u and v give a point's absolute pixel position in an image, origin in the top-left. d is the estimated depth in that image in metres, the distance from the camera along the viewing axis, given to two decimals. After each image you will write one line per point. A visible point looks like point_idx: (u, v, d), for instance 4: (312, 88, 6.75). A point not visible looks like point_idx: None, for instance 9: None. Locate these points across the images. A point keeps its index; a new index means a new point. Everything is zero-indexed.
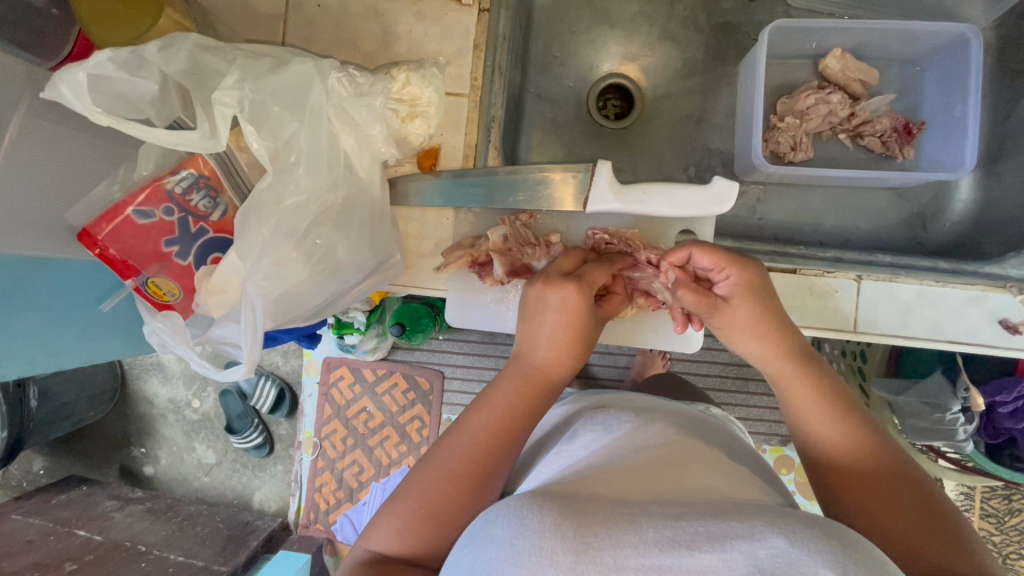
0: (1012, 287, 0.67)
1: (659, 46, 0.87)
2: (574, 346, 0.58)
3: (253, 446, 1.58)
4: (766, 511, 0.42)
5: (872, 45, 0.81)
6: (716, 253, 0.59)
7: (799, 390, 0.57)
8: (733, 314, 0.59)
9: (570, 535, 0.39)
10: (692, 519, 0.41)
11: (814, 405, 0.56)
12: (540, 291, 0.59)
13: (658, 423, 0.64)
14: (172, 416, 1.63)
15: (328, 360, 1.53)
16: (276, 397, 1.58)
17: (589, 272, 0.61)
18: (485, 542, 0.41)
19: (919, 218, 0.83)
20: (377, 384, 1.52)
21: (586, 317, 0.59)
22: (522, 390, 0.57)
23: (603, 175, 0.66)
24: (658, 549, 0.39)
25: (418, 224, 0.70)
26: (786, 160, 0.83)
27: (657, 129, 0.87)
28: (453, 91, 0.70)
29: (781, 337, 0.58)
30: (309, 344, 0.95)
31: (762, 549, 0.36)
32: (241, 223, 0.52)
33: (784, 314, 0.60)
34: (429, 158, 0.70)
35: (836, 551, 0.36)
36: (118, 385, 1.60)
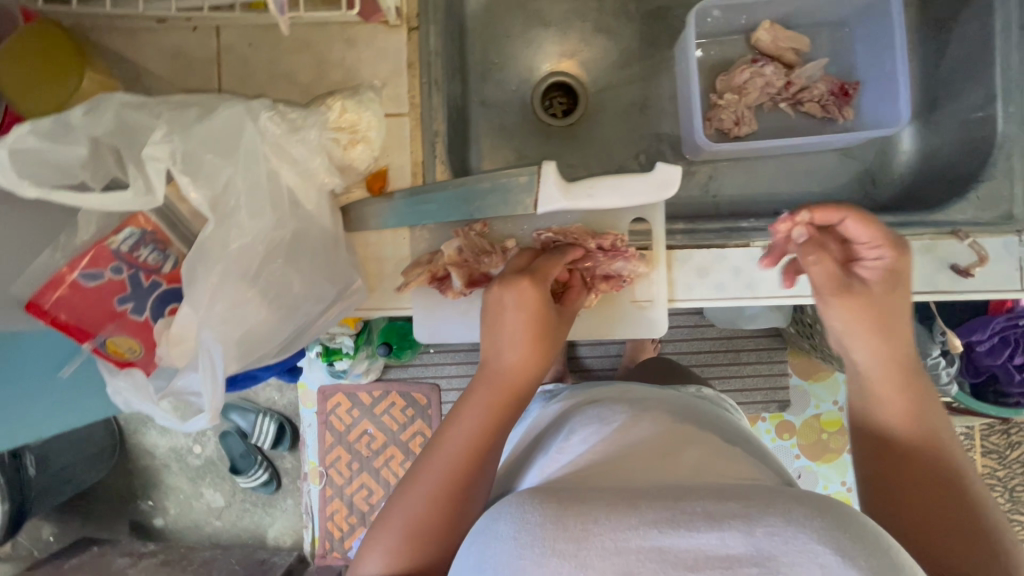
0: (961, 234, 0.68)
1: (594, 40, 0.88)
2: (539, 344, 0.59)
3: (259, 484, 1.58)
4: (761, 492, 0.39)
5: (799, 14, 0.83)
6: (876, 229, 0.55)
7: (888, 388, 0.52)
8: (876, 290, 0.54)
9: (570, 524, 0.37)
10: (692, 500, 0.38)
11: (899, 404, 0.52)
12: (498, 293, 0.60)
13: (642, 417, 0.65)
14: (175, 465, 1.62)
15: (322, 390, 1.54)
16: (276, 431, 1.57)
17: (542, 266, 0.62)
18: (489, 538, 0.39)
19: (867, 174, 0.85)
20: (375, 406, 1.53)
21: (545, 315, 0.59)
22: (491, 401, 0.57)
23: (549, 176, 0.67)
24: (658, 530, 0.36)
25: (376, 246, 0.71)
26: (732, 136, 0.85)
27: (603, 121, 0.88)
28: (392, 111, 0.71)
29: (898, 329, 0.53)
30: (293, 378, 0.95)
31: (759, 528, 0.35)
32: (189, 273, 0.52)
33: (910, 310, 0.55)
34: (376, 181, 0.71)
35: (833, 527, 0.34)
36: (118, 441, 1.60)
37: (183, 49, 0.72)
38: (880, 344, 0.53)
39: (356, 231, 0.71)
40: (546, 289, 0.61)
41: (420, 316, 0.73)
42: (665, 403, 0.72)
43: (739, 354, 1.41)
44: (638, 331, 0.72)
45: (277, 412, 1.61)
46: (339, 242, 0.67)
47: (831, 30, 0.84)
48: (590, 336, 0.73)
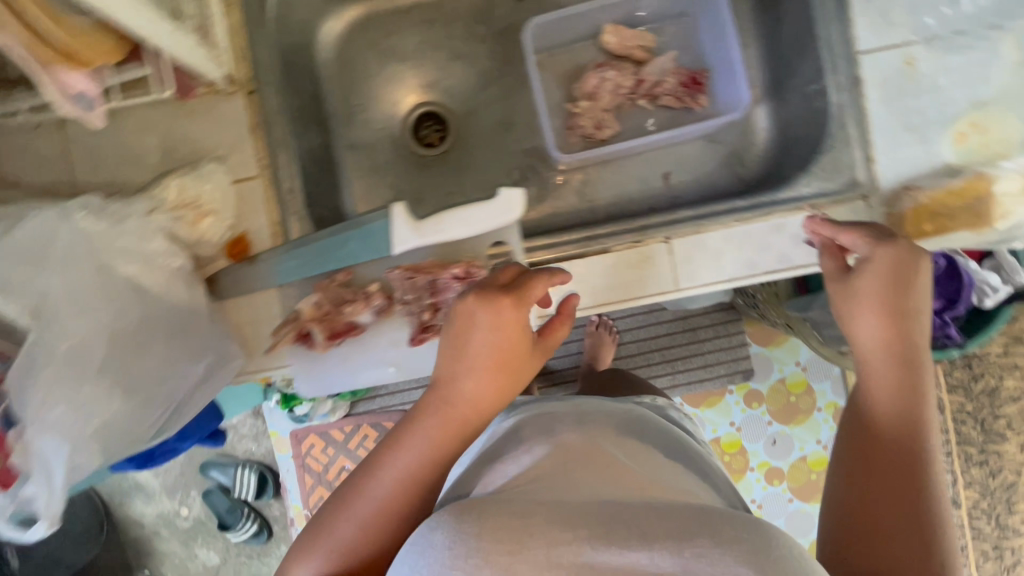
0: (807, 207, 0.70)
1: (451, 67, 0.89)
2: (498, 370, 0.57)
3: (250, 536, 1.59)
4: (697, 509, 0.40)
5: (640, 12, 0.84)
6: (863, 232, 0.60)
7: (885, 376, 0.54)
8: (865, 277, 0.58)
9: (505, 534, 0.37)
10: (634, 519, 0.39)
11: (893, 395, 0.53)
12: (470, 304, 0.57)
13: (591, 431, 0.63)
14: (166, 530, 1.63)
15: (295, 433, 1.56)
16: (258, 482, 1.57)
17: (528, 285, 0.58)
18: (419, 551, 0.39)
19: (734, 156, 0.86)
20: (348, 441, 1.54)
21: (518, 342, 0.57)
22: (438, 432, 0.55)
23: (399, 217, 0.68)
24: (591, 547, 0.36)
25: (248, 311, 0.71)
26: (597, 140, 0.86)
27: (472, 145, 0.90)
28: (241, 177, 0.71)
29: (904, 328, 0.55)
30: (218, 443, 0.98)
31: (689, 548, 0.36)
32: (23, 381, 0.56)
33: (922, 307, 0.56)
34: (236, 247, 0.71)
35: (753, 548, 0.36)
36: (104, 517, 1.61)
37: (33, 148, 0.72)
38: (886, 327, 0.56)
39: (227, 299, 0.71)
40: (524, 315, 0.57)
41: (302, 372, 0.72)
42: (610, 416, 0.70)
43: (698, 331, 1.34)
44: None
45: (257, 462, 1.61)
46: (203, 316, 0.67)
47: (675, 22, 0.85)
48: None
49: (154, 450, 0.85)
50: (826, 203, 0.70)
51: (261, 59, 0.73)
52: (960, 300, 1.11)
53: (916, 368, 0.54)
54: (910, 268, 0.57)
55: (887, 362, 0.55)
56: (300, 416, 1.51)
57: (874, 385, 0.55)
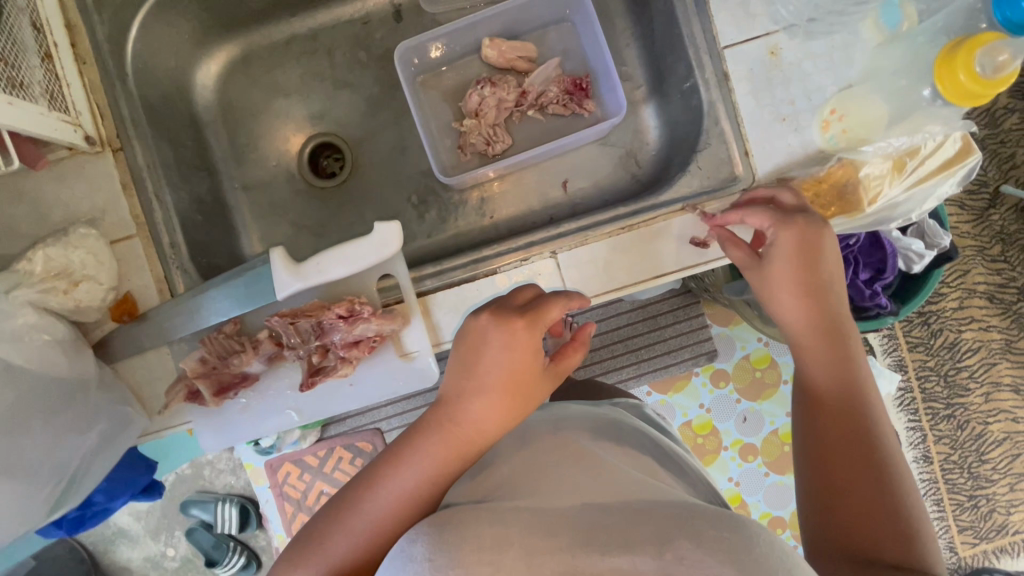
0: (689, 207, 0.69)
1: (338, 95, 0.89)
2: (512, 393, 0.59)
3: (240, 569, 1.60)
4: (670, 513, 0.43)
5: (515, 23, 0.84)
6: (788, 206, 0.62)
7: (820, 347, 0.58)
8: (777, 261, 0.60)
9: (484, 547, 0.40)
10: (606, 526, 0.43)
11: (833, 368, 0.57)
12: (484, 324, 0.60)
13: (575, 432, 0.62)
14: (154, 573, 1.64)
15: (269, 464, 1.54)
16: (240, 515, 1.57)
17: (545, 308, 0.60)
18: (403, 562, 0.42)
19: (630, 156, 0.85)
20: (323, 465, 1.52)
21: (527, 362, 0.59)
22: (442, 450, 0.57)
23: (277, 262, 0.68)
24: (574, 554, 0.40)
25: (143, 371, 0.70)
26: (491, 155, 0.85)
27: (368, 172, 0.89)
28: (119, 237, 0.70)
29: (826, 302, 0.59)
30: (155, 496, 0.96)
31: (668, 553, 0.39)
32: None
33: (835, 279, 0.60)
34: (121, 307, 0.70)
35: (733, 547, 0.39)
36: (90, 566, 1.62)
37: None
38: (811, 304, 0.59)
39: (117, 363, 0.70)
40: (536, 337, 0.60)
41: (205, 425, 0.71)
42: (582, 415, 0.67)
43: (658, 319, 1.32)
44: (415, 383, 0.71)
45: (238, 495, 1.61)
46: (91, 384, 0.67)
47: (554, 28, 0.85)
48: (373, 400, 0.72)
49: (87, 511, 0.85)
50: (705, 202, 0.70)
51: (127, 117, 0.73)
52: (886, 269, 1.10)
53: (842, 336, 0.59)
54: (827, 242, 0.60)
55: (825, 339, 0.59)
56: (268, 447, 1.49)
57: (817, 361, 0.58)
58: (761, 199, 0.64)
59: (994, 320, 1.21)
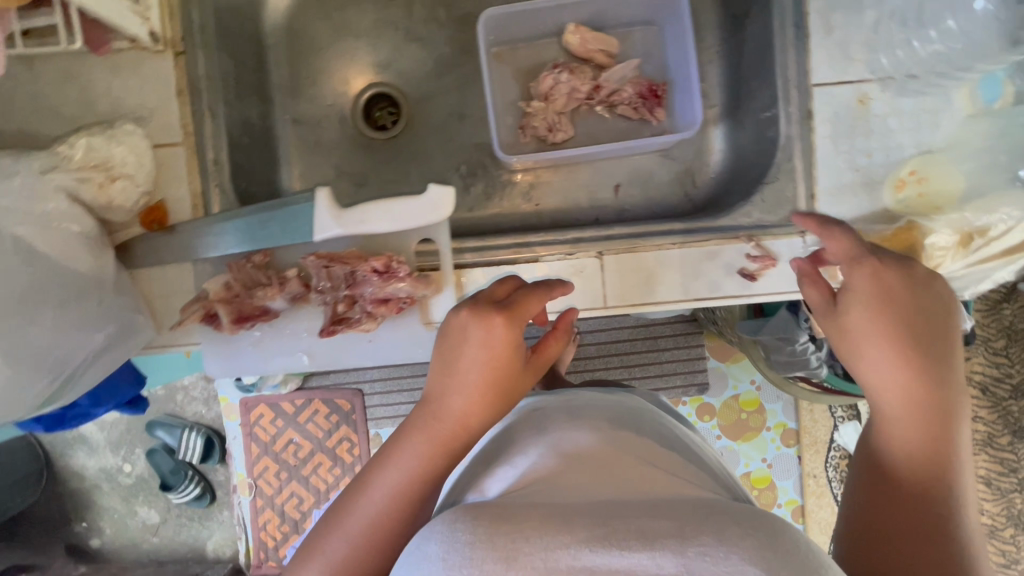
0: (744, 237, 0.69)
1: (407, 48, 0.86)
2: (490, 389, 0.57)
3: (192, 498, 1.60)
4: (692, 510, 0.39)
5: (602, 14, 0.81)
6: (898, 277, 0.51)
7: (908, 417, 0.48)
8: (852, 302, 0.51)
9: (500, 543, 0.36)
10: (627, 518, 0.38)
11: (908, 423, 0.48)
12: (461, 324, 0.57)
13: (612, 434, 0.54)
14: (106, 485, 1.63)
15: (244, 401, 1.52)
16: (204, 446, 1.58)
17: (522, 302, 0.59)
18: (417, 560, 0.38)
19: (687, 174, 0.84)
20: (298, 415, 1.52)
21: (508, 359, 0.57)
22: (427, 445, 0.56)
23: (322, 202, 0.66)
24: (589, 549, 0.35)
25: (161, 284, 0.69)
26: (550, 143, 0.84)
27: (421, 133, 0.87)
28: (164, 142, 0.68)
29: (918, 345, 0.48)
30: (137, 411, 0.95)
31: (690, 548, 0.34)
32: None
33: (938, 328, 0.49)
34: (151, 215, 0.68)
35: (761, 552, 0.34)
36: (44, 466, 1.60)
37: None
38: (895, 361, 0.48)
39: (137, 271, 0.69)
40: (515, 333, 0.57)
41: (212, 351, 0.70)
42: (601, 411, 0.60)
43: (659, 340, 1.31)
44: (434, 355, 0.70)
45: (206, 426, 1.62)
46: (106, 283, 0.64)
47: (640, 29, 0.83)
48: (390, 362, 0.71)
49: (67, 411, 0.83)
50: (763, 236, 0.69)
51: (195, 22, 0.70)
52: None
53: (936, 382, 0.48)
54: (939, 295, 0.51)
55: (905, 384, 0.48)
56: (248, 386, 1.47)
57: (887, 418, 0.49)
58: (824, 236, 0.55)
59: (981, 412, 1.21)
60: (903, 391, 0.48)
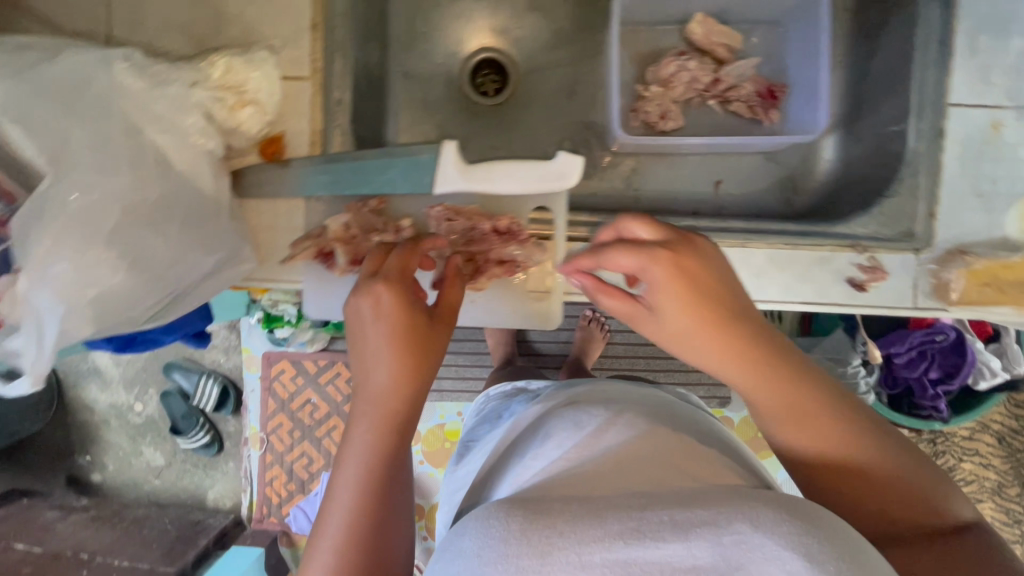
0: (858, 247, 0.69)
1: (526, 18, 0.85)
2: (404, 347, 0.57)
3: (200, 446, 1.59)
4: (727, 494, 0.38)
5: (733, 8, 0.80)
6: (642, 253, 0.43)
7: (810, 419, 0.44)
8: (665, 309, 0.43)
9: (535, 536, 0.36)
10: (659, 509, 0.37)
11: (800, 417, 0.44)
12: (354, 305, 0.59)
13: (637, 424, 0.59)
14: (115, 421, 1.62)
15: (267, 355, 1.51)
16: (219, 395, 1.57)
17: (396, 262, 0.60)
18: (453, 556, 0.38)
19: (789, 180, 0.84)
20: (319, 375, 1.50)
21: (404, 322, 0.57)
22: (375, 421, 0.57)
23: (449, 156, 0.65)
24: (623, 542, 0.35)
25: (269, 215, 0.68)
26: (657, 130, 0.83)
27: (528, 104, 0.86)
28: (291, 75, 0.67)
29: (752, 332, 0.44)
30: (200, 344, 0.94)
31: (726, 536, 0.33)
32: (22, 230, 0.48)
33: (741, 298, 0.45)
34: (271, 147, 0.67)
35: (803, 534, 0.32)
36: (56, 395, 1.60)
37: None
38: (750, 371, 0.44)
39: (246, 198, 0.67)
40: (403, 288, 0.59)
41: (311, 289, 0.70)
42: (635, 408, 0.66)
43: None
44: (533, 323, 0.71)
45: (222, 375, 1.60)
46: (224, 211, 0.62)
47: (766, 29, 0.82)
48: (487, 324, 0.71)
49: (136, 336, 0.82)
50: (879, 248, 0.69)
51: None
52: (956, 376, 1.12)
53: (790, 357, 0.45)
54: (698, 261, 0.44)
55: (784, 389, 0.44)
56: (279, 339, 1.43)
57: (787, 418, 0.45)
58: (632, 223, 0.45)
59: (994, 459, 1.26)
60: (777, 387, 0.44)
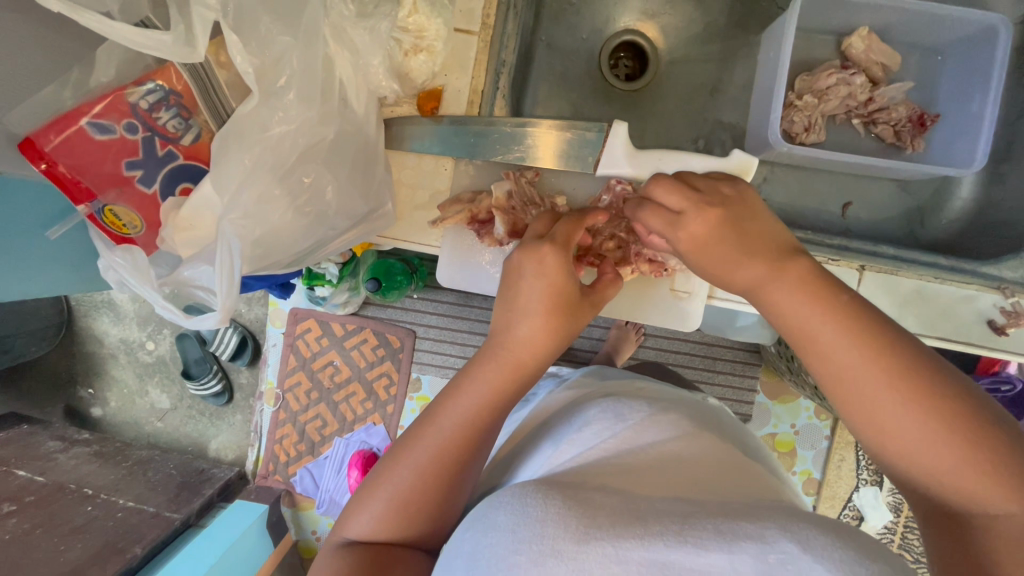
0: (1004, 289, 0.67)
1: (680, 6, 0.83)
2: (555, 314, 0.54)
3: (210, 394, 1.44)
4: (776, 513, 0.39)
5: (898, 29, 0.78)
6: (663, 216, 0.51)
7: (868, 383, 0.43)
8: (702, 246, 0.50)
9: (575, 525, 0.37)
10: (702, 520, 0.38)
11: (856, 364, 0.44)
12: (517, 259, 0.56)
13: (677, 420, 0.56)
14: (124, 357, 1.49)
15: (295, 311, 1.39)
16: (237, 345, 1.42)
17: (563, 230, 0.56)
18: (487, 527, 0.40)
19: (918, 212, 0.82)
20: (345, 339, 1.38)
21: (563, 283, 0.54)
22: (497, 375, 0.53)
23: (619, 137, 0.62)
24: (664, 544, 0.36)
25: (413, 172, 0.62)
26: (798, 141, 0.80)
27: (665, 94, 0.83)
28: (462, 27, 0.61)
29: (828, 291, 0.46)
30: (282, 294, 0.84)
31: (772, 554, 0.33)
32: (219, 148, 0.45)
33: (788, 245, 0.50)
34: (431, 99, 0.61)
35: (850, 558, 0.33)
36: (65, 321, 1.48)
37: None
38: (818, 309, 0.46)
39: (394, 149, 0.61)
40: (569, 254, 0.55)
41: (444, 259, 0.67)
42: (680, 407, 0.61)
43: (716, 362, 1.28)
44: (669, 322, 0.68)
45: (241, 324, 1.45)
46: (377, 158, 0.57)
47: (921, 55, 0.80)
48: (618, 316, 0.68)
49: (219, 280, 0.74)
50: None
51: None
52: None
53: (863, 316, 0.45)
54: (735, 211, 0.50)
55: (858, 332, 0.44)
56: (317, 298, 1.28)
57: (829, 359, 0.45)
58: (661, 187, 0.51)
59: None
60: (858, 342, 0.44)
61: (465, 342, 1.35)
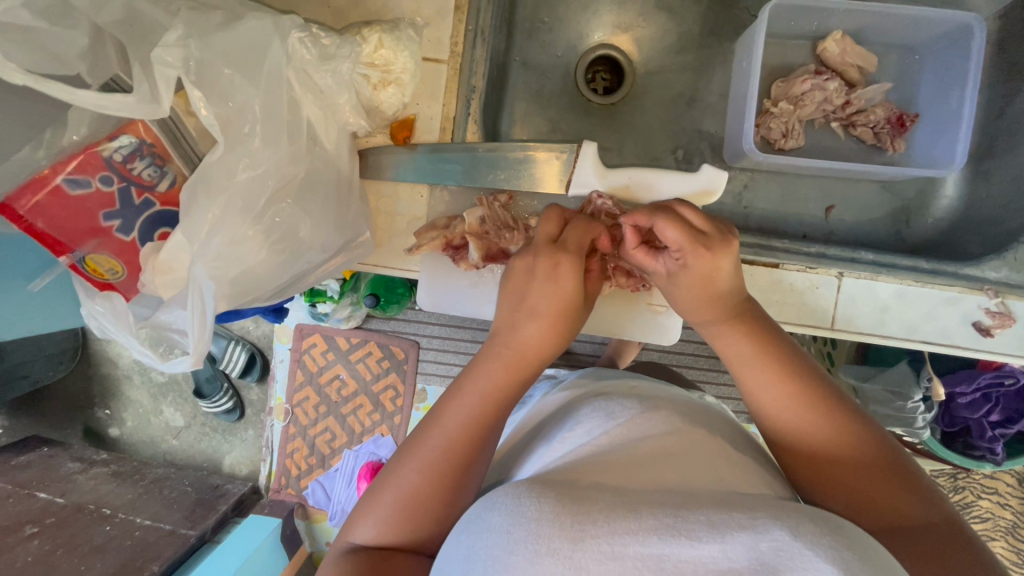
0: (988, 290, 0.67)
1: (653, 17, 0.83)
2: (558, 322, 0.56)
3: (223, 411, 1.47)
4: (766, 504, 0.38)
5: (873, 30, 0.77)
6: (687, 231, 0.52)
7: (781, 394, 0.51)
8: (682, 281, 0.55)
9: (568, 522, 0.36)
10: (696, 511, 0.37)
11: (784, 394, 0.50)
12: (532, 262, 0.57)
13: (668, 417, 0.56)
14: (138, 377, 1.53)
15: (300, 327, 1.41)
16: (246, 362, 1.45)
17: (576, 234, 0.58)
18: (480, 528, 0.39)
19: (904, 212, 0.82)
20: (351, 352, 1.40)
21: (569, 288, 0.56)
22: (501, 372, 0.55)
23: (589, 158, 0.63)
24: (658, 538, 0.35)
25: (389, 200, 0.63)
26: (776, 147, 0.81)
27: (643, 105, 0.84)
28: (431, 56, 0.62)
29: (774, 343, 0.53)
30: (277, 320, 0.86)
31: (764, 541, 0.33)
32: (188, 200, 0.48)
33: (740, 285, 0.55)
34: (402, 129, 0.62)
35: (839, 547, 0.32)
36: (80, 345, 1.52)
37: None
38: (740, 338, 0.54)
39: (369, 179, 0.62)
40: (580, 260, 0.57)
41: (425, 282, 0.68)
42: (671, 403, 0.62)
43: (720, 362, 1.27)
44: (649, 336, 0.70)
45: (250, 342, 1.49)
46: (352, 189, 0.59)
47: (899, 54, 0.80)
48: (598, 332, 0.69)
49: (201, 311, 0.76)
50: (1010, 294, 0.67)
51: None
52: (1018, 421, 1.04)
53: (782, 352, 0.52)
54: (727, 256, 0.53)
55: (798, 377, 0.51)
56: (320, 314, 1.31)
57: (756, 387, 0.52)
58: (684, 209, 0.54)
59: (1012, 500, 1.29)
60: (791, 384, 0.50)
61: (466, 352, 1.36)
